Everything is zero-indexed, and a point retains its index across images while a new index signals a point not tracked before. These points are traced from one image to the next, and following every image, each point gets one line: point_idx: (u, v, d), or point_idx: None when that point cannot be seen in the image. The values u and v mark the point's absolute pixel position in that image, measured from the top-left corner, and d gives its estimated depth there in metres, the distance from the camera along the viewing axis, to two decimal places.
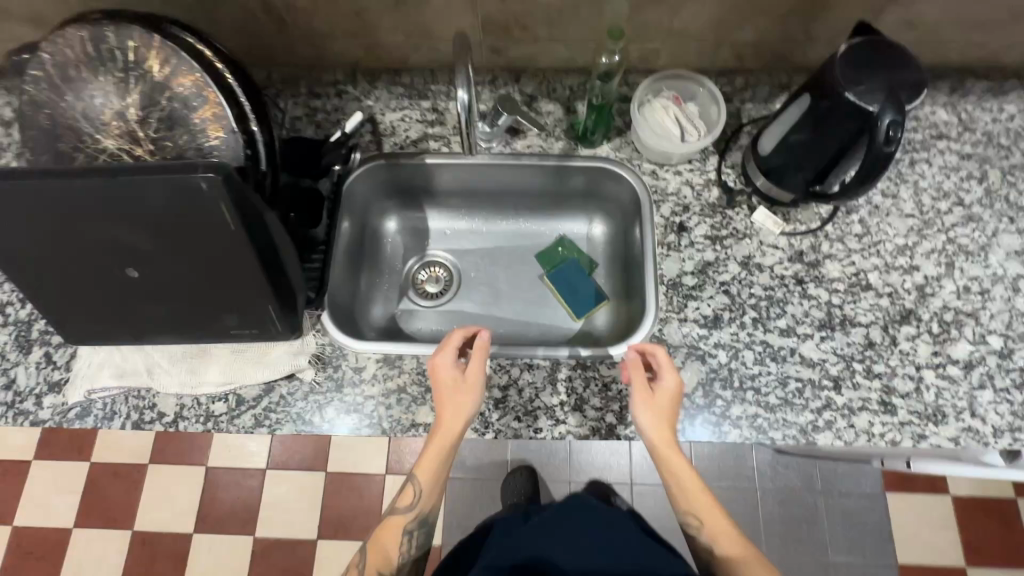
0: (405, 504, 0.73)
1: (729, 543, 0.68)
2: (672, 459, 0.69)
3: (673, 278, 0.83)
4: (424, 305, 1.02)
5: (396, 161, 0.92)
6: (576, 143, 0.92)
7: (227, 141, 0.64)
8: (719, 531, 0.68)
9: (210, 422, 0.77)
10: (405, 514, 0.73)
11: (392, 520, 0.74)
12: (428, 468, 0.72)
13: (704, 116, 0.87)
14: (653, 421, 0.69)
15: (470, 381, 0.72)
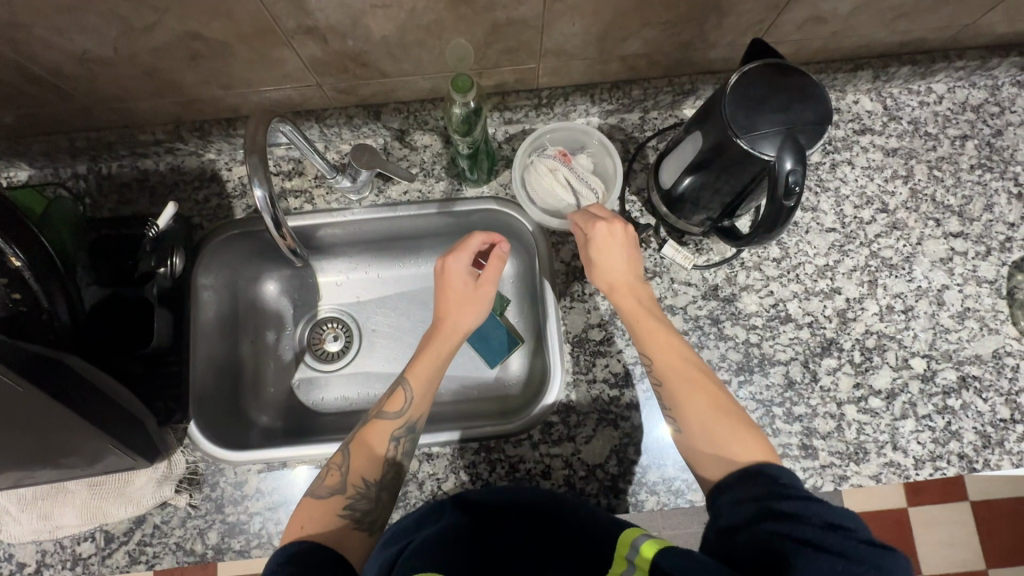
0: (392, 412, 0.65)
1: (703, 397, 0.59)
2: (621, 303, 0.66)
3: (579, 333, 0.75)
4: (324, 370, 0.88)
5: (254, 227, 0.79)
6: (458, 182, 0.80)
7: None
8: (676, 373, 0.61)
9: (78, 566, 0.69)
10: (391, 420, 0.64)
11: (374, 428, 0.64)
12: (425, 366, 0.67)
13: (600, 169, 0.76)
14: (597, 270, 0.67)
15: (479, 295, 0.71)
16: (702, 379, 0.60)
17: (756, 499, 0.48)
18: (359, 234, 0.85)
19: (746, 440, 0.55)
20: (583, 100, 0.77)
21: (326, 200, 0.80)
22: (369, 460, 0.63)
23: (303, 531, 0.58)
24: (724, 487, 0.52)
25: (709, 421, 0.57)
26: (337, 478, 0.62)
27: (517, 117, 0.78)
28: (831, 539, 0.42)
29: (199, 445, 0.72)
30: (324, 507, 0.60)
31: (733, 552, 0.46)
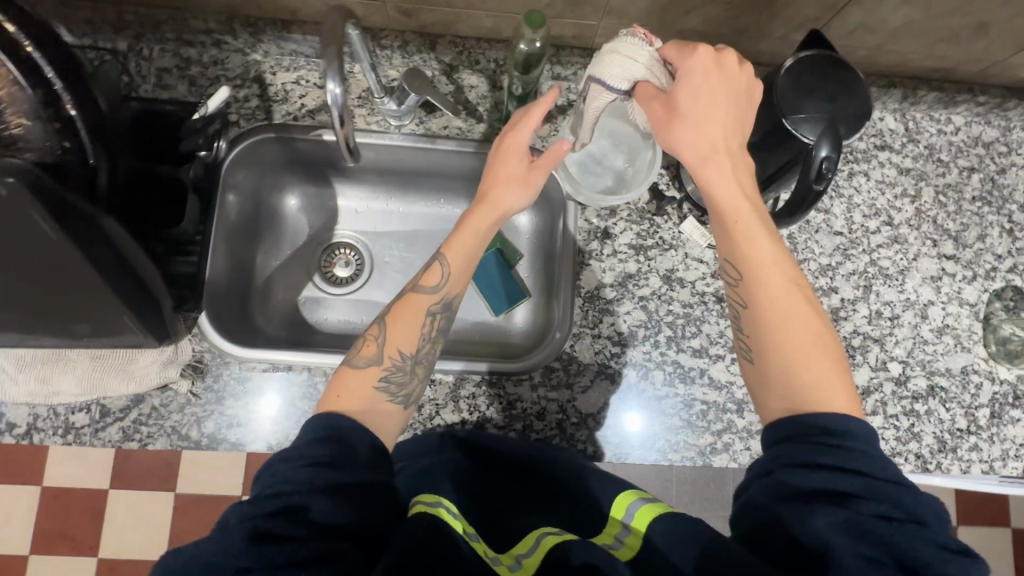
0: (429, 286, 0.65)
1: (799, 317, 0.55)
2: (714, 182, 0.58)
3: (591, 290, 0.78)
4: (331, 291, 0.90)
5: (289, 134, 0.79)
6: (499, 126, 0.81)
7: (31, 130, 0.52)
8: (770, 285, 0.56)
9: (70, 434, 0.70)
10: (427, 296, 0.65)
11: (411, 300, 0.65)
12: (465, 246, 0.67)
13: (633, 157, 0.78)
14: (688, 141, 0.59)
15: (531, 178, 0.69)
16: (795, 300, 0.56)
17: (824, 463, 0.47)
18: (390, 161, 0.85)
19: (827, 377, 0.53)
20: None
21: (367, 121, 0.80)
22: (409, 332, 0.63)
23: (341, 400, 0.56)
24: (791, 425, 0.51)
25: (797, 352, 0.54)
26: (373, 349, 0.61)
27: (566, 74, 0.80)
28: (900, 538, 0.43)
29: (207, 335, 0.73)
30: (361, 376, 0.59)
31: (772, 523, 0.47)
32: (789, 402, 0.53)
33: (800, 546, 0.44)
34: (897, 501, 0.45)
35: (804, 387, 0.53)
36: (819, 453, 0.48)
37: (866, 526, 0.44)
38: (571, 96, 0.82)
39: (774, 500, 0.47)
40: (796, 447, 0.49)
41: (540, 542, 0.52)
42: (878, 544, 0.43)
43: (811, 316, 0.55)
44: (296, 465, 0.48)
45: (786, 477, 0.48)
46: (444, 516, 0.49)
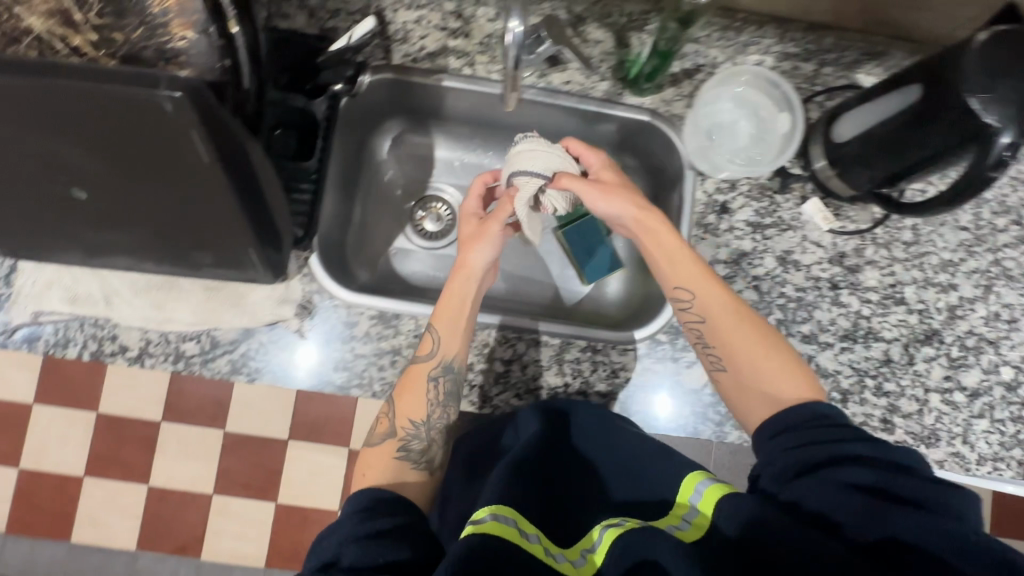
0: (424, 353, 0.66)
1: (749, 328, 0.63)
2: (614, 208, 0.71)
3: (704, 265, 0.76)
4: (418, 244, 0.88)
5: (407, 76, 0.77)
6: (622, 86, 0.78)
7: (195, 43, 0.49)
8: (707, 297, 0.65)
9: (180, 362, 0.70)
10: (424, 363, 0.65)
11: (410, 375, 0.65)
12: (449, 301, 0.67)
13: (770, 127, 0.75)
14: (608, 199, 0.71)
15: (488, 230, 0.71)
16: (744, 314, 0.64)
17: (811, 438, 0.53)
18: (494, 113, 0.84)
19: (782, 376, 0.60)
20: (772, 34, 0.75)
21: (487, 69, 0.77)
22: (416, 401, 0.64)
23: (364, 476, 0.59)
24: (773, 424, 0.56)
25: (757, 362, 0.61)
26: (387, 424, 0.63)
27: (699, 35, 0.76)
28: (904, 483, 0.47)
29: (318, 278, 0.72)
30: (380, 452, 0.62)
31: (801, 495, 0.49)
32: (772, 407, 0.58)
33: (816, 505, 0.47)
34: (867, 451, 0.50)
35: (771, 393, 0.59)
36: (793, 431, 0.54)
37: (866, 477, 0.48)
38: (699, 60, 0.78)
39: (786, 478, 0.51)
40: (797, 433, 0.54)
41: (603, 535, 0.49)
42: (891, 491, 0.47)
43: (754, 335, 0.62)
44: (328, 532, 0.50)
45: (793, 459, 0.52)
46: (499, 530, 0.45)
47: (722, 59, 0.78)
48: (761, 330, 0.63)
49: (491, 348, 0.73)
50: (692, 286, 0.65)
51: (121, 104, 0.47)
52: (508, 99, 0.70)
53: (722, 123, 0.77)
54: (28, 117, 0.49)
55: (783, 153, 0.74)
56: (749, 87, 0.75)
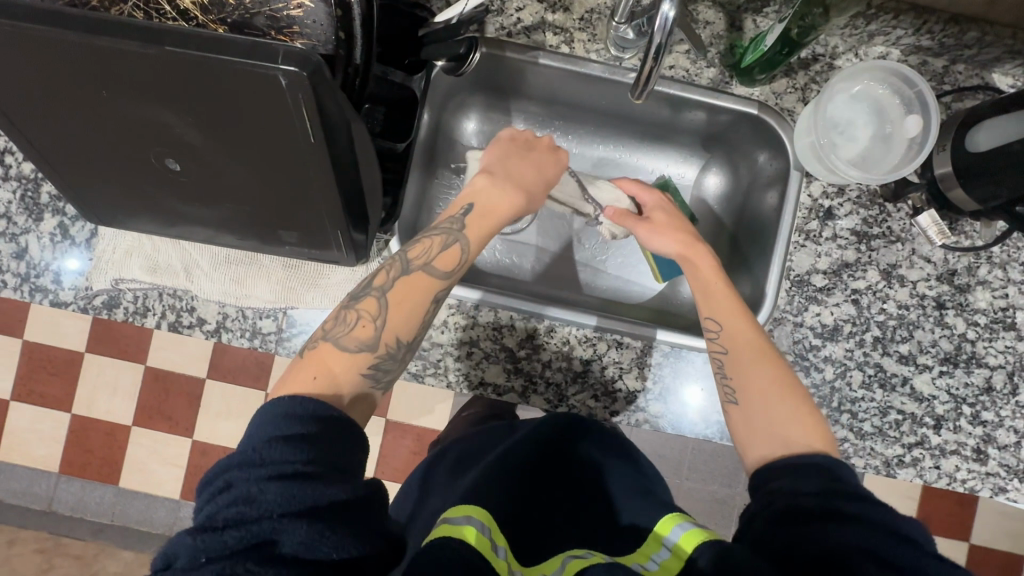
0: (442, 269, 0.57)
1: (770, 369, 0.60)
2: (657, 242, 0.72)
3: (801, 274, 0.72)
4: None
5: (501, 51, 0.71)
6: (730, 74, 0.72)
7: (311, 12, 0.47)
8: (737, 332, 0.62)
9: (256, 339, 0.69)
10: (440, 278, 0.57)
11: (415, 280, 0.56)
12: (478, 224, 0.61)
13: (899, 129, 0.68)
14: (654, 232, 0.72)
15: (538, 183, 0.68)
16: (768, 351, 0.61)
17: (809, 487, 0.49)
18: (579, 95, 0.78)
19: (797, 420, 0.57)
20: (908, 25, 0.67)
21: (585, 48, 0.72)
22: (408, 318, 0.55)
23: (316, 383, 0.50)
24: (784, 463, 0.53)
25: (771, 401, 0.58)
26: (367, 332, 0.53)
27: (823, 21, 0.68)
28: (899, 553, 0.42)
29: None
30: (349, 360, 0.52)
31: (795, 544, 0.45)
32: (778, 447, 0.56)
33: (804, 552, 0.44)
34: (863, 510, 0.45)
35: (778, 436, 0.56)
36: (792, 478, 0.51)
37: (856, 538, 0.43)
38: (818, 49, 0.71)
39: (780, 523, 0.47)
40: (796, 480, 0.51)
41: (566, 563, 0.48)
42: (879, 554, 0.42)
43: (777, 374, 0.60)
44: (260, 477, 0.40)
45: (783, 507, 0.48)
46: (470, 536, 0.44)
47: (843, 49, 0.71)
48: (784, 376, 0.60)
49: (571, 347, 0.70)
50: (719, 315, 0.63)
51: (234, 80, 0.45)
52: (636, 90, 0.55)
53: (845, 119, 0.70)
54: (135, 84, 0.47)
55: (893, 170, 0.68)
56: (886, 93, 0.69)
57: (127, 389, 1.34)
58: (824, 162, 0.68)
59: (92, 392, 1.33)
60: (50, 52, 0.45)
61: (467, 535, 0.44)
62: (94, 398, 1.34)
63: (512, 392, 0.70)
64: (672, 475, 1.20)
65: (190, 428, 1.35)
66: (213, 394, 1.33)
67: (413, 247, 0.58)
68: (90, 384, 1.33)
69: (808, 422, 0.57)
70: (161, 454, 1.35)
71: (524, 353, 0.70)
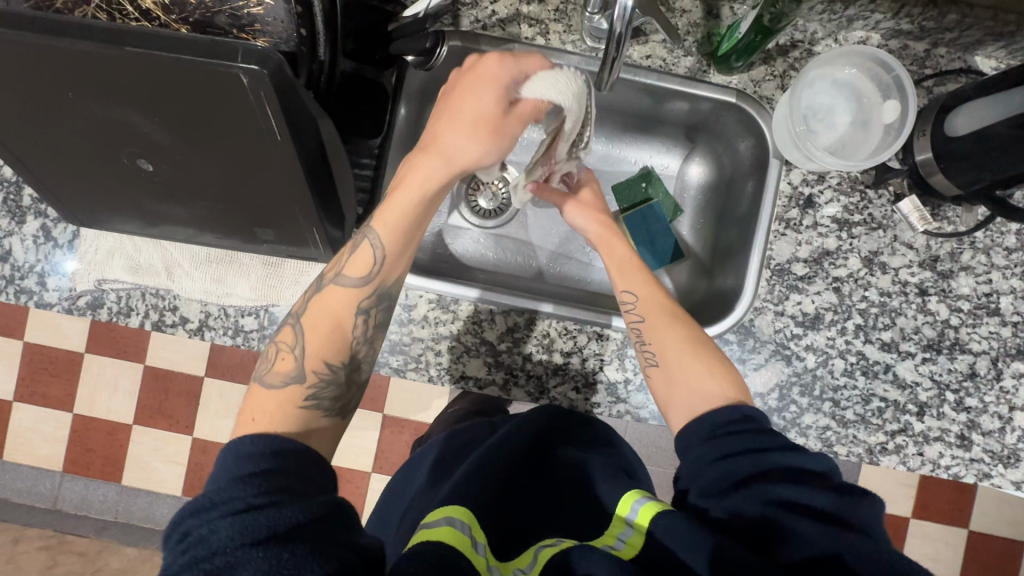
0: (354, 276, 0.57)
1: (679, 329, 0.63)
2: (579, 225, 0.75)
3: (782, 263, 0.72)
4: (472, 222, 0.86)
5: (475, 43, 0.69)
6: (708, 62, 0.72)
7: (273, 11, 0.47)
8: (650, 301, 0.65)
9: (239, 337, 0.70)
10: (356, 284, 0.57)
11: (329, 295, 0.57)
12: (393, 207, 0.57)
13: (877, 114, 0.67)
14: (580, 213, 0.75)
15: (487, 124, 0.56)
16: (677, 316, 0.65)
17: (736, 448, 0.52)
18: None
19: (706, 374, 0.61)
20: (886, 9, 0.66)
21: (562, 39, 0.72)
22: (330, 343, 0.56)
23: (258, 425, 0.52)
24: (703, 424, 0.56)
25: (684, 357, 0.62)
26: (289, 362, 0.55)
27: None
28: (815, 497, 0.46)
29: None
30: (278, 396, 0.53)
31: (732, 512, 0.47)
32: (694, 403, 0.59)
33: (739, 517, 0.46)
34: (790, 463, 0.49)
35: (695, 393, 0.60)
36: (716, 442, 0.54)
37: (779, 494, 0.46)
38: (796, 35, 0.71)
39: (718, 492, 0.49)
40: (718, 443, 0.53)
41: (538, 555, 0.47)
42: (797, 501, 0.45)
43: (686, 332, 0.63)
44: (213, 517, 0.40)
45: (714, 474, 0.51)
46: (450, 536, 0.45)
47: (822, 35, 0.71)
48: (697, 337, 0.64)
49: (551, 339, 0.71)
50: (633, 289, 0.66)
51: (197, 79, 0.45)
52: (601, 79, 0.55)
53: (822, 106, 0.69)
54: (100, 84, 0.47)
55: (871, 156, 0.68)
56: (863, 78, 0.69)
57: (124, 388, 1.35)
58: (802, 150, 0.67)
59: (89, 392, 1.35)
60: (12, 54, 0.45)
61: (447, 535, 0.45)
62: (92, 398, 1.35)
63: (494, 385, 0.70)
64: (667, 466, 1.21)
65: (189, 426, 1.36)
66: (210, 391, 1.34)
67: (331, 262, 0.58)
68: (88, 384, 1.35)
69: (722, 376, 0.60)
70: (162, 451, 1.37)
71: (505, 346, 0.71)
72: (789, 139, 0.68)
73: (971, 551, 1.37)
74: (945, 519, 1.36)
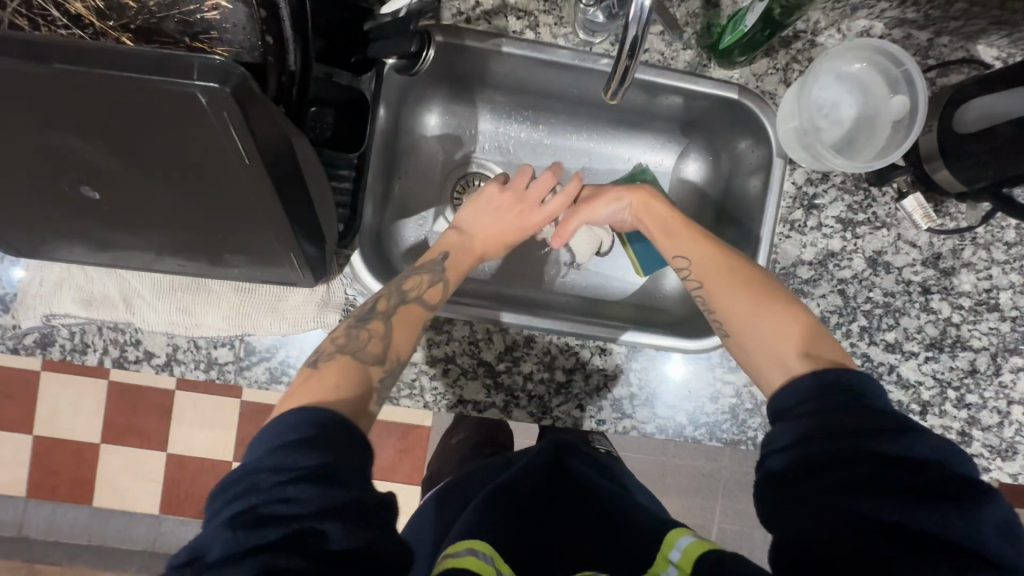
0: (431, 299, 0.60)
1: (749, 291, 0.58)
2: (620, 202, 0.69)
3: (787, 266, 0.69)
4: None
5: (461, 39, 0.65)
6: (708, 56, 0.68)
7: (233, 15, 0.41)
8: (705, 260, 0.61)
9: (213, 370, 0.64)
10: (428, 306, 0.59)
11: (409, 311, 0.58)
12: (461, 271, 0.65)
13: (884, 110, 0.64)
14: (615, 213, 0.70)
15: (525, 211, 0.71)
16: (745, 276, 0.59)
17: (812, 426, 0.47)
18: (543, 83, 0.73)
19: (798, 344, 0.55)
20: None
21: (553, 33, 0.66)
22: (411, 333, 0.57)
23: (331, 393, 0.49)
24: (791, 392, 0.51)
25: (758, 328, 0.57)
26: (377, 348, 0.55)
27: None
28: (889, 506, 0.42)
29: (360, 278, 0.64)
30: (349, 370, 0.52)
31: (809, 536, 0.43)
32: (782, 375, 0.54)
33: (800, 538, 0.44)
34: (884, 449, 0.44)
35: (776, 354, 0.55)
36: (792, 417, 0.49)
37: (875, 509, 0.42)
38: (799, 25, 0.67)
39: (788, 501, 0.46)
40: (789, 422, 0.49)
41: None
42: (867, 517, 0.42)
43: (761, 294, 0.58)
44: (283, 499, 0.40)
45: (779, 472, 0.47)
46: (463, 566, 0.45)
47: (824, 25, 0.67)
48: (766, 288, 0.58)
49: (553, 356, 0.67)
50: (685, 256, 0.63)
51: (148, 100, 0.39)
52: (612, 87, 0.51)
53: (827, 103, 0.66)
54: (30, 106, 0.40)
55: (880, 155, 0.65)
56: (870, 73, 0.66)
57: (89, 410, 1.27)
58: (810, 150, 0.64)
59: (50, 415, 1.26)
60: None
61: (467, 562, 0.44)
62: (54, 420, 1.27)
63: (493, 408, 0.67)
64: (659, 454, 1.20)
65: (163, 443, 1.28)
66: (183, 406, 1.27)
67: (404, 282, 0.60)
68: (49, 406, 1.26)
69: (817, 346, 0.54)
70: (134, 470, 1.29)
71: (504, 367, 0.67)
72: (797, 139, 0.65)
73: None
74: None
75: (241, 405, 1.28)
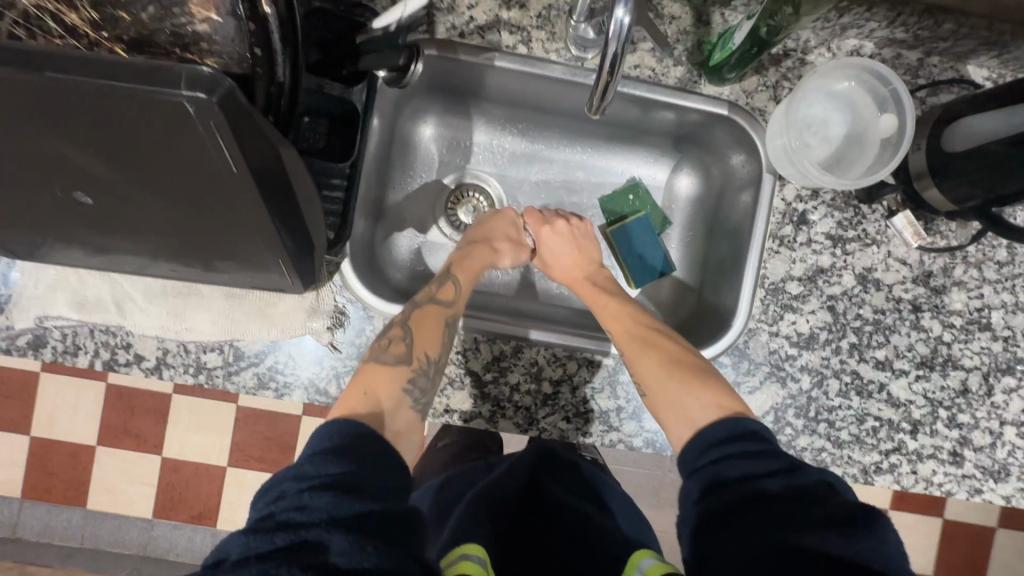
0: (445, 299, 0.65)
1: (659, 353, 0.64)
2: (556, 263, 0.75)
3: (776, 281, 0.69)
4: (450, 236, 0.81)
5: (454, 52, 0.66)
6: (698, 73, 0.69)
7: (223, 27, 0.42)
8: (621, 323, 0.67)
9: (202, 374, 0.64)
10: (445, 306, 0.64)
11: (428, 311, 0.63)
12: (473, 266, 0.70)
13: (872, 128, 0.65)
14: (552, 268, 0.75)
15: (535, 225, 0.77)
16: (655, 337, 0.65)
17: (722, 473, 0.51)
18: (536, 98, 0.74)
19: (699, 401, 0.59)
20: (881, 18, 0.63)
21: (545, 48, 0.67)
22: (433, 335, 0.62)
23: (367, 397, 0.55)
24: (696, 448, 0.56)
25: (665, 386, 0.61)
26: (401, 348, 0.60)
27: None
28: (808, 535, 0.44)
29: (350, 285, 0.65)
30: (387, 375, 0.58)
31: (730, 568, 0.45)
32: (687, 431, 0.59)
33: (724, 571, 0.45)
34: (776, 481, 0.49)
35: (682, 410, 0.60)
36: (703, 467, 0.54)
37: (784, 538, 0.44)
38: (789, 44, 0.68)
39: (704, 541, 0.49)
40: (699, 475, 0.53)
41: None
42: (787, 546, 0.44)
43: (669, 353, 0.64)
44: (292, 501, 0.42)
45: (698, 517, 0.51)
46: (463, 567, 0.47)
47: (815, 43, 0.68)
48: (672, 349, 0.64)
49: (540, 367, 0.67)
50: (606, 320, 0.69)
51: (136, 108, 0.39)
52: (594, 101, 0.51)
53: (815, 119, 0.67)
54: (24, 114, 0.41)
55: (868, 172, 0.65)
56: (859, 91, 0.66)
57: (86, 411, 1.27)
58: (797, 166, 0.65)
59: (48, 416, 1.27)
60: None
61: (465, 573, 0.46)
62: (52, 421, 1.27)
63: (479, 418, 0.66)
64: (654, 468, 1.19)
65: (158, 446, 1.29)
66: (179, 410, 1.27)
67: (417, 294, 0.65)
68: (47, 407, 1.27)
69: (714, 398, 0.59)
70: (129, 473, 1.29)
71: (491, 377, 0.67)
72: (783, 155, 0.66)
73: (945, 541, 1.39)
74: (921, 509, 1.39)
75: (237, 409, 1.28)
